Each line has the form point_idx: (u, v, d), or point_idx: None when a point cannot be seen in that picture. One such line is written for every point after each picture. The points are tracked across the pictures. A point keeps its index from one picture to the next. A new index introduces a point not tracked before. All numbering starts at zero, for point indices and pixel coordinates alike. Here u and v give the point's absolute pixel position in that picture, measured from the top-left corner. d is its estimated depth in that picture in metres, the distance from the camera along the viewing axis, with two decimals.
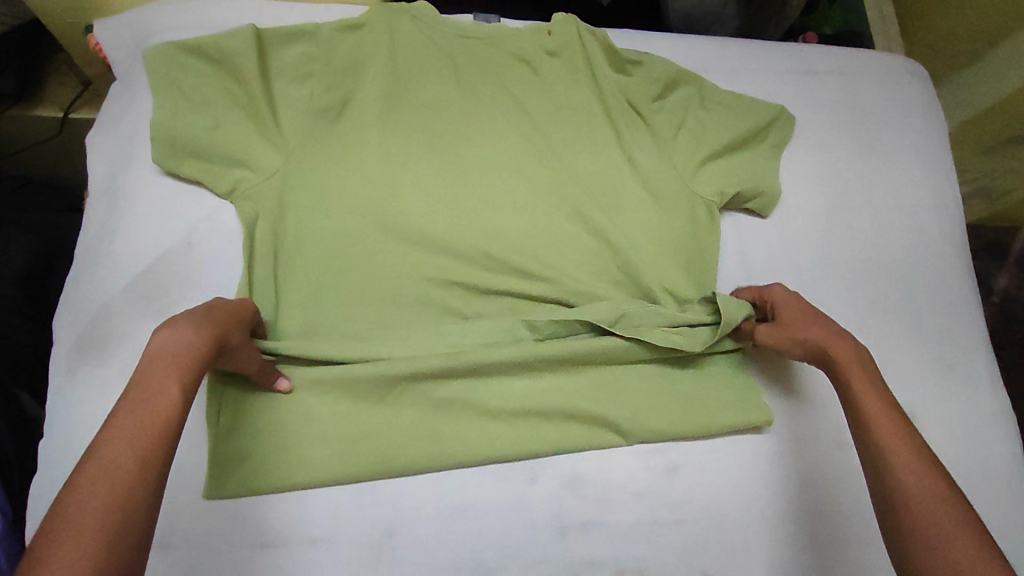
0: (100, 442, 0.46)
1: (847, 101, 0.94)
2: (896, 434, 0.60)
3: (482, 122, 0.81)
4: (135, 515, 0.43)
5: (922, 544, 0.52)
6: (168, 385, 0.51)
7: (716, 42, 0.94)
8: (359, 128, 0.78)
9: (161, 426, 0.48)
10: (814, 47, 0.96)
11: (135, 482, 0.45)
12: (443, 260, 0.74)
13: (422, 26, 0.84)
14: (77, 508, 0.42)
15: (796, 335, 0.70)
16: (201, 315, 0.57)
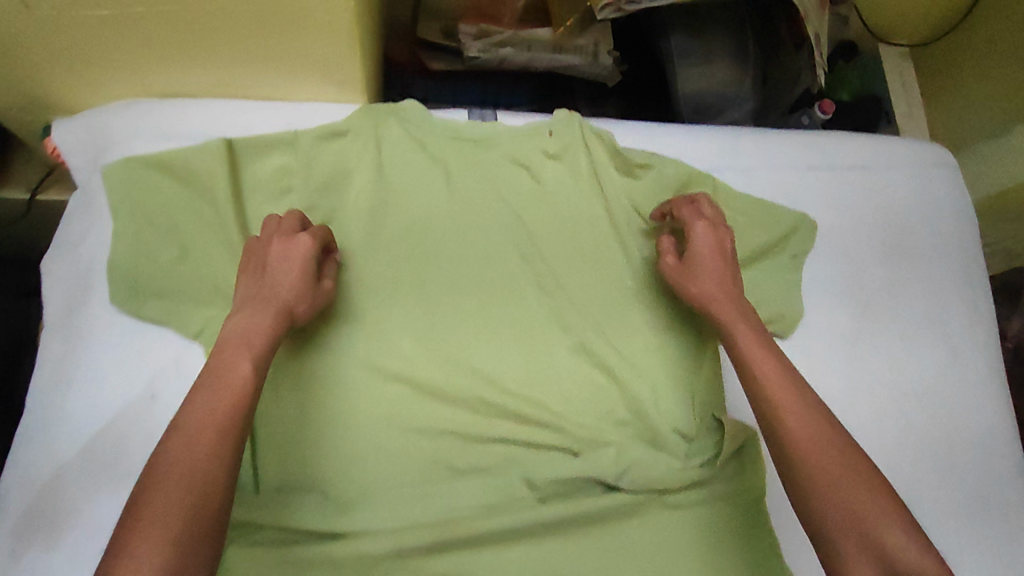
0: (178, 427, 0.48)
1: (872, 200, 0.87)
2: (788, 394, 0.60)
3: (477, 242, 0.75)
4: (217, 493, 0.46)
5: (832, 514, 0.54)
6: (242, 358, 0.53)
7: (731, 133, 0.86)
8: (343, 255, 0.71)
9: (242, 401, 0.51)
10: (836, 136, 0.89)
11: (217, 463, 0.47)
12: (434, 406, 0.68)
13: (410, 129, 0.76)
14: (161, 492, 0.44)
15: (688, 286, 0.70)
16: (270, 284, 0.59)
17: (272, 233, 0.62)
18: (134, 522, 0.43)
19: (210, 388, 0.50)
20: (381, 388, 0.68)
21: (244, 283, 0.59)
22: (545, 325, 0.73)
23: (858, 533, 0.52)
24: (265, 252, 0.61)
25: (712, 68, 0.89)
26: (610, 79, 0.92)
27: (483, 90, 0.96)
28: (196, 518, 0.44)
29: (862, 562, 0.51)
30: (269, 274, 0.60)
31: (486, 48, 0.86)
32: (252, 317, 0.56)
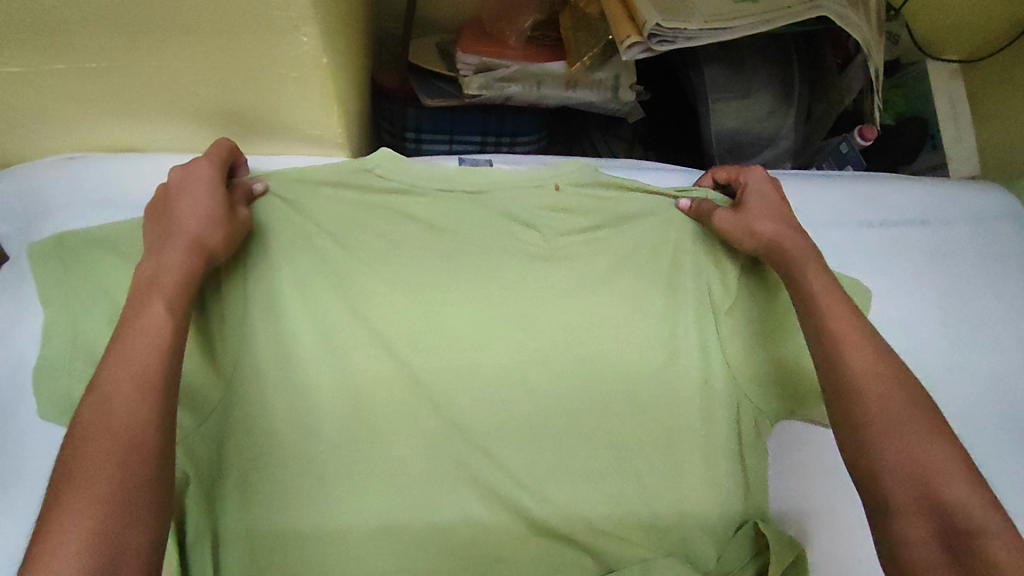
0: (93, 393, 0.42)
1: (931, 257, 0.76)
2: (841, 321, 0.53)
3: (481, 319, 0.62)
4: (148, 443, 0.40)
5: (885, 452, 0.46)
6: (153, 303, 0.47)
7: (772, 181, 0.74)
8: (320, 346, 0.59)
9: (160, 347, 0.44)
10: (886, 185, 0.78)
11: (137, 412, 0.41)
12: (429, 526, 0.58)
13: None
14: (82, 452, 0.39)
15: (753, 226, 0.61)
16: (184, 211, 0.52)
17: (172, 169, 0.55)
18: (58, 489, 0.37)
19: (123, 338, 0.44)
20: (364, 512, 0.57)
21: (149, 229, 0.52)
22: (559, 421, 0.62)
23: (914, 482, 0.44)
24: (165, 189, 0.54)
25: (749, 103, 0.77)
26: (631, 114, 0.81)
27: (486, 120, 0.86)
28: (125, 476, 0.38)
29: (911, 511, 0.43)
30: (173, 212, 0.52)
31: (487, 83, 0.74)
32: (162, 259, 0.49)
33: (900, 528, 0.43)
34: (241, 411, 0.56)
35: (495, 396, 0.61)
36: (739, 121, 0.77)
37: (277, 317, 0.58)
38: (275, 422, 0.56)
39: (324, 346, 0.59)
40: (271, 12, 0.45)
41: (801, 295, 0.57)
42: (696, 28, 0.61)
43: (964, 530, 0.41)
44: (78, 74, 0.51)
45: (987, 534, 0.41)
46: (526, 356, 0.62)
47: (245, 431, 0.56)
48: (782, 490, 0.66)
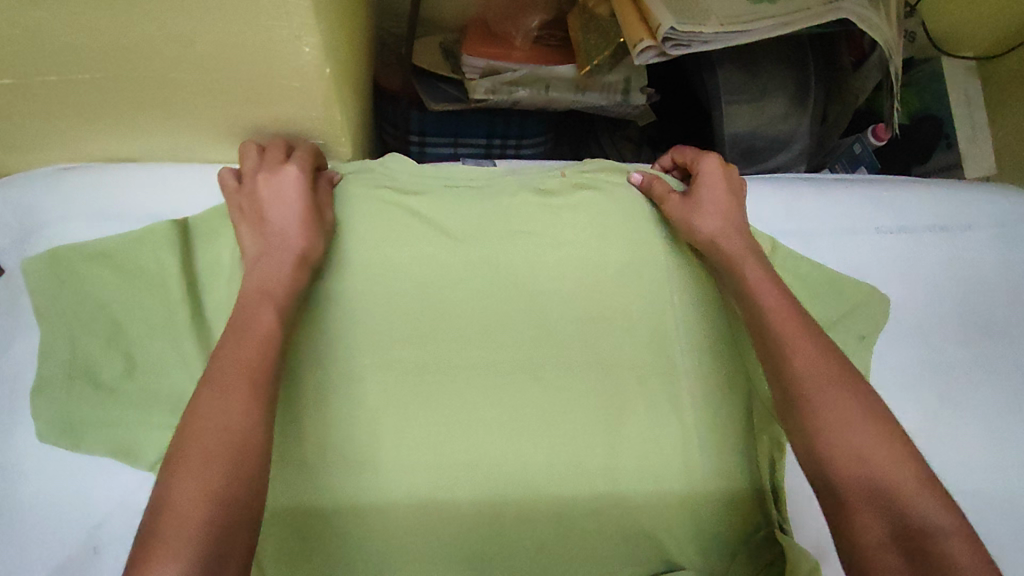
0: (205, 387, 0.42)
1: (951, 266, 0.73)
2: (792, 324, 0.51)
3: (494, 327, 0.61)
4: (254, 446, 0.40)
5: (844, 466, 0.44)
6: (262, 310, 0.47)
7: (786, 186, 0.71)
8: (324, 357, 0.57)
9: (264, 355, 0.45)
10: (906, 190, 0.74)
11: (246, 413, 0.41)
12: (443, 538, 0.56)
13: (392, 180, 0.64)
14: (192, 448, 0.39)
15: (693, 221, 0.61)
16: (254, 222, 0.53)
17: (250, 175, 0.54)
18: (168, 477, 0.38)
19: (227, 347, 0.44)
20: (371, 534, 0.55)
21: (251, 232, 0.53)
22: (577, 430, 0.59)
23: (869, 488, 0.43)
24: (256, 198, 0.53)
25: (761, 107, 0.75)
26: (642, 117, 0.78)
27: (490, 125, 0.84)
28: (238, 477, 0.39)
29: (868, 515, 0.42)
30: (269, 219, 0.53)
31: (494, 86, 0.72)
32: (268, 268, 0.51)
33: (857, 528, 0.42)
34: None
35: (509, 410, 0.59)
36: (753, 126, 0.75)
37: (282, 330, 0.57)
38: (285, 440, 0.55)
39: (333, 361, 0.57)
40: (268, 23, 0.43)
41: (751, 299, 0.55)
42: (711, 31, 0.59)
43: (926, 545, 0.40)
44: (72, 87, 0.49)
45: (950, 545, 0.40)
46: (540, 369, 0.60)
47: None
48: (801, 504, 0.62)
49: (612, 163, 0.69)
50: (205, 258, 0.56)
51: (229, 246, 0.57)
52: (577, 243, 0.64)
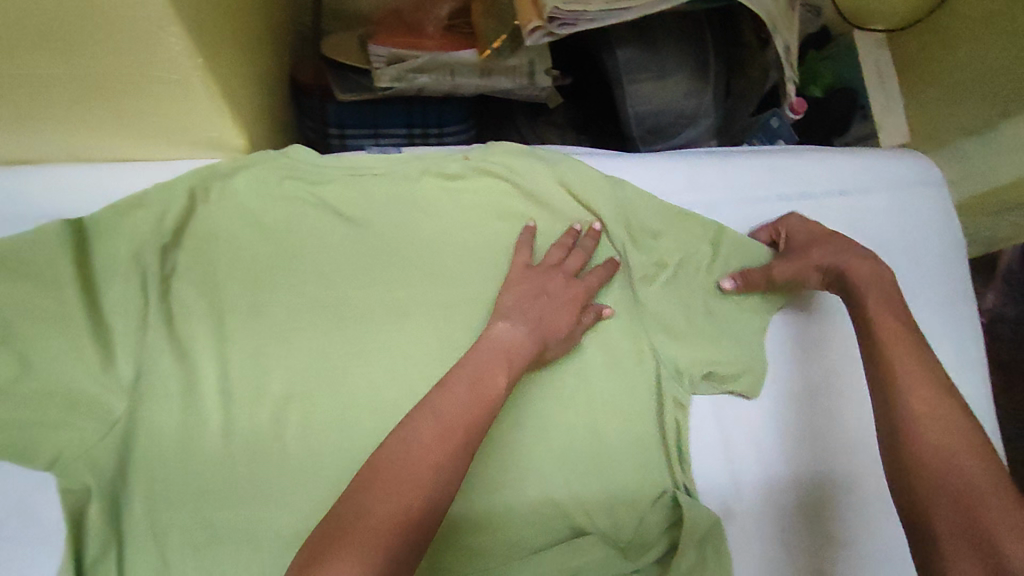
0: (409, 432, 0.45)
1: (852, 228, 0.76)
2: (910, 357, 0.56)
3: (401, 306, 0.62)
4: (429, 502, 0.42)
5: (938, 483, 0.49)
6: (499, 374, 0.51)
7: (689, 159, 0.73)
8: (230, 345, 0.58)
9: (487, 407, 0.48)
10: (806, 157, 0.77)
11: (455, 446, 0.45)
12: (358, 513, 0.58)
13: (286, 169, 0.63)
14: (381, 476, 0.42)
15: (812, 256, 0.66)
16: (536, 323, 0.57)
17: (552, 265, 0.62)
18: (335, 534, 0.40)
19: (456, 387, 0.48)
20: (277, 517, 0.56)
21: (512, 293, 0.59)
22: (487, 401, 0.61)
23: (961, 501, 0.47)
24: (548, 281, 0.60)
25: (666, 85, 0.77)
26: (551, 99, 0.80)
27: (407, 111, 0.85)
28: (423, 512, 0.42)
29: (957, 540, 0.46)
30: (547, 296, 0.59)
31: (400, 74, 0.71)
32: (516, 332, 0.55)
33: (945, 554, 0.46)
34: (146, 420, 0.55)
35: (418, 389, 0.61)
36: (659, 104, 0.78)
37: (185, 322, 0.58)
38: (187, 428, 0.56)
39: (235, 351, 0.58)
40: (125, 15, 0.43)
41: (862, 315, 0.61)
42: (596, 10, 0.60)
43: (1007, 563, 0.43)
44: None
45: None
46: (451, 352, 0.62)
47: (154, 444, 0.55)
48: (705, 466, 0.65)
49: (512, 146, 0.68)
50: (102, 257, 0.56)
51: (125, 244, 0.57)
52: (483, 222, 0.66)
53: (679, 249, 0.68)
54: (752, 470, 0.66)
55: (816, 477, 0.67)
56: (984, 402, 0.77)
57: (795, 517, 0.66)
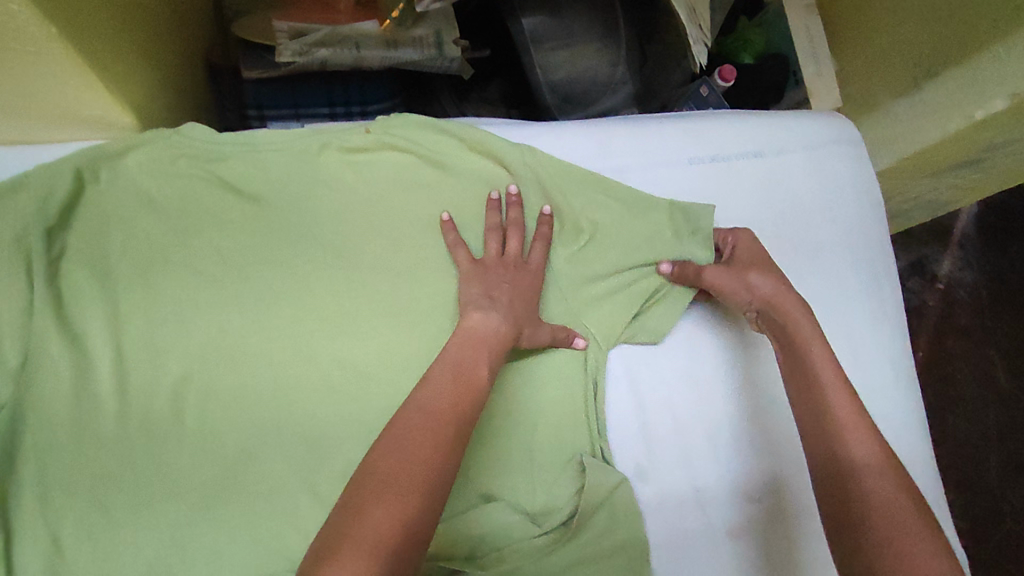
0: (397, 427, 0.43)
1: (764, 190, 0.76)
2: (835, 386, 0.56)
3: (305, 279, 0.61)
4: (436, 496, 0.40)
5: (864, 505, 0.47)
6: (481, 361, 0.51)
7: (598, 127, 0.73)
8: (122, 324, 0.57)
9: (473, 387, 0.48)
10: (718, 121, 0.77)
11: (447, 428, 0.43)
12: (264, 486, 0.57)
13: (176, 147, 0.61)
14: (391, 468, 0.40)
15: (749, 280, 0.64)
16: (499, 341, 0.54)
17: (501, 254, 0.63)
18: (338, 543, 0.36)
19: (437, 382, 0.47)
20: (175, 498, 0.55)
21: (465, 293, 0.60)
22: (395, 368, 0.61)
23: (879, 523, 0.46)
24: (491, 273, 0.61)
25: (576, 52, 0.78)
26: (463, 71, 0.79)
27: (329, 90, 0.82)
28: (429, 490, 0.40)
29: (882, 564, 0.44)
30: (501, 286, 0.60)
31: (302, 49, 0.70)
32: (494, 324, 0.55)
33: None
34: (36, 404, 0.54)
35: (322, 364, 0.60)
36: (572, 72, 0.79)
37: (73, 303, 0.56)
38: (80, 412, 0.55)
39: (130, 332, 0.57)
40: None
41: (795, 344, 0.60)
42: None
43: None
44: None
45: None
46: (355, 324, 0.61)
47: (45, 427, 0.54)
48: (614, 422, 0.66)
49: (420, 118, 0.67)
50: None
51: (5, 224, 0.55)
52: (390, 191, 0.65)
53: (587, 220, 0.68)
54: (663, 424, 0.67)
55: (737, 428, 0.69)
56: (902, 349, 0.79)
57: (707, 480, 0.67)
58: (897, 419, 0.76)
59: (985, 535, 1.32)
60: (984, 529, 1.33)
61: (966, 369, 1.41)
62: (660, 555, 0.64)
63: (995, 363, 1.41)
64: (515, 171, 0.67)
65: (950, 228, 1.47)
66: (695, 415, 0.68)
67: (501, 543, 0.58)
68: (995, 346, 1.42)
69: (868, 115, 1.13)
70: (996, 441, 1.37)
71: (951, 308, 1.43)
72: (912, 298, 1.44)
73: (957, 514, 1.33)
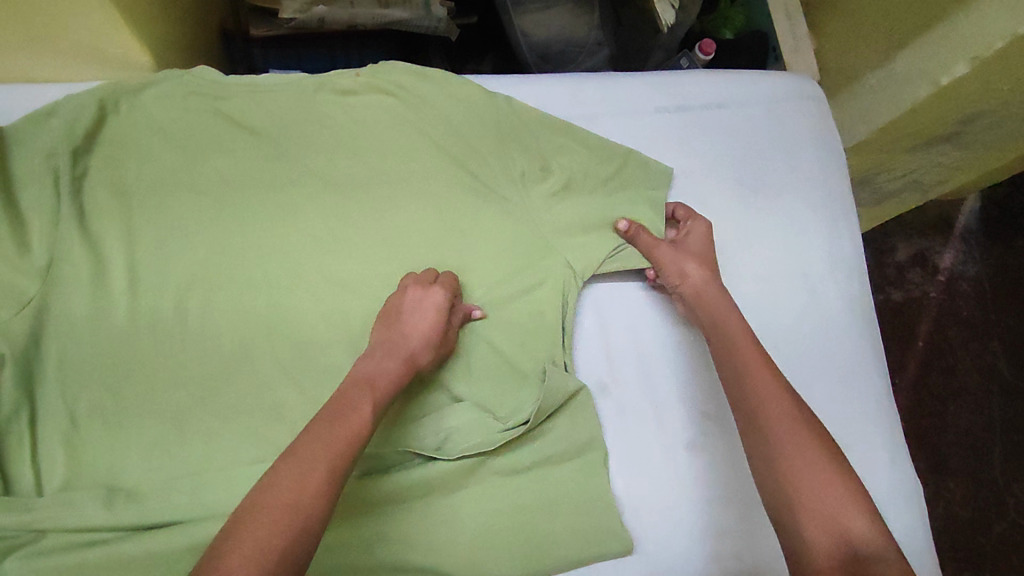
0: (284, 468, 0.46)
1: (727, 137, 0.82)
2: (773, 382, 0.60)
3: (300, 205, 0.69)
4: (301, 534, 0.43)
5: (814, 527, 0.52)
6: (361, 405, 0.53)
7: (571, 79, 0.80)
8: (138, 236, 0.65)
9: (354, 439, 0.50)
10: (686, 75, 0.83)
11: (317, 499, 0.45)
12: (255, 382, 0.63)
13: (189, 86, 0.69)
14: (251, 529, 0.42)
15: (683, 266, 0.70)
16: (385, 355, 0.59)
17: (409, 284, 0.65)
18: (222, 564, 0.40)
19: (315, 440, 0.48)
20: (176, 387, 0.62)
21: (375, 339, 0.61)
22: (378, 284, 0.68)
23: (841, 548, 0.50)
24: (400, 304, 0.63)
25: (552, 12, 0.88)
26: (451, 32, 0.87)
27: (331, 54, 0.89)
28: (290, 546, 0.42)
29: None
30: (403, 326, 0.62)
31: (304, 7, 0.78)
32: (381, 370, 0.57)
33: None
34: (58, 300, 0.61)
35: (311, 279, 0.67)
36: (550, 31, 0.88)
37: (95, 215, 0.64)
38: (96, 309, 0.62)
39: (142, 242, 0.65)
40: None
41: (749, 402, 0.60)
42: None
43: None
44: None
45: None
46: (341, 247, 0.68)
47: (66, 320, 0.61)
48: (578, 342, 0.73)
49: (406, 66, 0.75)
50: (18, 155, 0.63)
51: (39, 144, 0.64)
52: (378, 130, 0.72)
53: (557, 157, 0.74)
54: (626, 344, 0.73)
55: (695, 345, 0.74)
56: (860, 287, 0.83)
57: (670, 402, 0.72)
58: (859, 355, 0.80)
59: (987, 524, 1.32)
60: (986, 519, 1.32)
61: (968, 360, 1.42)
62: (627, 468, 0.69)
63: (999, 357, 1.42)
64: (492, 113, 0.74)
65: (951, 222, 1.50)
66: (655, 338, 0.74)
67: (466, 436, 0.63)
68: (999, 340, 1.44)
69: (846, 90, 1.17)
70: (999, 433, 1.37)
71: (952, 300, 1.46)
72: (913, 290, 1.46)
73: (958, 502, 1.33)
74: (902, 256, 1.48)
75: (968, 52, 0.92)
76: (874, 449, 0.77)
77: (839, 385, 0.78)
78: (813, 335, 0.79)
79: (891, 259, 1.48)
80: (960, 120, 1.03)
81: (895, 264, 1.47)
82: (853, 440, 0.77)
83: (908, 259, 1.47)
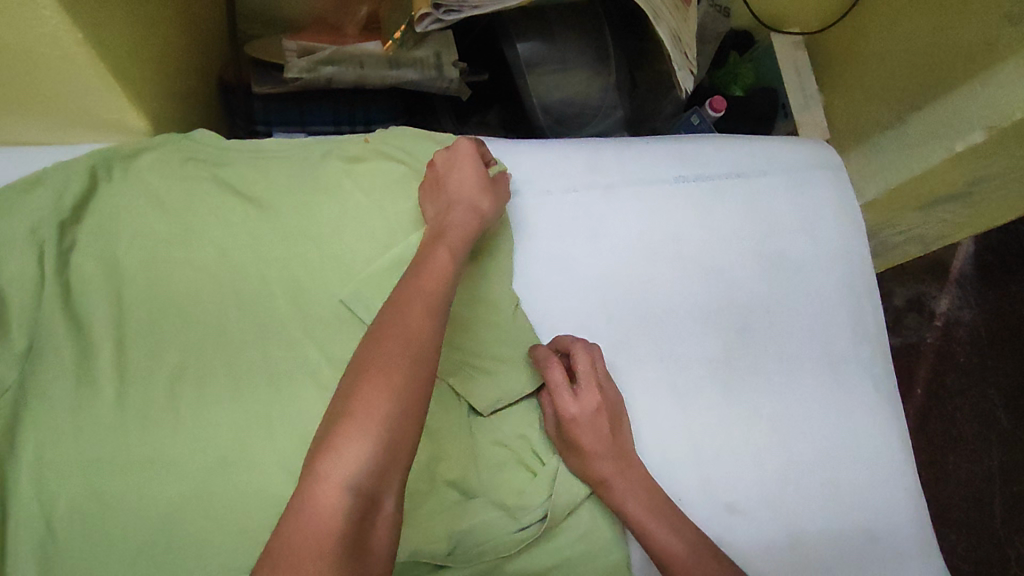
0: (391, 305, 0.48)
1: (744, 210, 0.79)
2: (662, 522, 0.60)
3: (300, 277, 0.65)
4: (424, 346, 0.46)
5: None
6: (437, 255, 0.55)
7: (584, 144, 0.77)
8: (126, 313, 0.60)
9: (442, 280, 0.52)
10: (701, 145, 0.81)
11: (427, 333, 0.47)
12: (248, 476, 0.58)
13: (192, 159, 0.67)
14: (380, 351, 0.45)
15: (586, 420, 0.62)
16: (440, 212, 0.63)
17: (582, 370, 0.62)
18: (357, 368, 0.44)
19: (406, 293, 0.49)
20: (163, 484, 0.56)
21: (585, 421, 0.62)
22: None
23: None
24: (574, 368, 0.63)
25: (569, 75, 0.86)
26: (462, 92, 0.84)
27: (336, 108, 0.84)
28: (412, 357, 0.45)
29: None
30: (621, 445, 0.63)
31: (309, 66, 0.75)
32: (451, 221, 0.60)
33: None
34: (36, 388, 0.56)
35: (310, 358, 0.62)
36: (564, 93, 0.86)
37: (81, 292, 0.59)
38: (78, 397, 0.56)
39: (131, 321, 0.60)
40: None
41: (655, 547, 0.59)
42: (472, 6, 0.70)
43: None
44: None
45: None
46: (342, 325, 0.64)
47: (42, 408, 0.55)
48: None
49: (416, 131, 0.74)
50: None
51: (24, 216, 0.59)
52: (381, 196, 0.69)
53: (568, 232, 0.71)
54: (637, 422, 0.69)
55: (707, 426, 0.71)
56: (881, 366, 0.80)
57: (688, 485, 0.69)
58: (881, 438, 0.76)
59: None
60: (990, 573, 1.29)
61: (966, 409, 1.39)
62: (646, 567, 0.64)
63: (996, 405, 1.40)
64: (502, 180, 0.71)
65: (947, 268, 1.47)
66: (669, 418, 0.70)
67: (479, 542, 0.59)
68: (996, 389, 1.41)
69: (855, 149, 1.16)
70: (999, 483, 1.35)
71: (950, 346, 1.43)
72: (911, 335, 1.43)
73: (960, 555, 1.30)
74: (899, 300, 1.45)
75: (986, 121, 0.90)
76: (900, 536, 0.73)
77: (864, 470, 0.74)
78: (837, 417, 0.75)
79: (888, 303, 1.45)
80: (968, 183, 1.01)
81: (893, 309, 1.45)
82: (880, 527, 0.73)
83: (906, 306, 1.45)
